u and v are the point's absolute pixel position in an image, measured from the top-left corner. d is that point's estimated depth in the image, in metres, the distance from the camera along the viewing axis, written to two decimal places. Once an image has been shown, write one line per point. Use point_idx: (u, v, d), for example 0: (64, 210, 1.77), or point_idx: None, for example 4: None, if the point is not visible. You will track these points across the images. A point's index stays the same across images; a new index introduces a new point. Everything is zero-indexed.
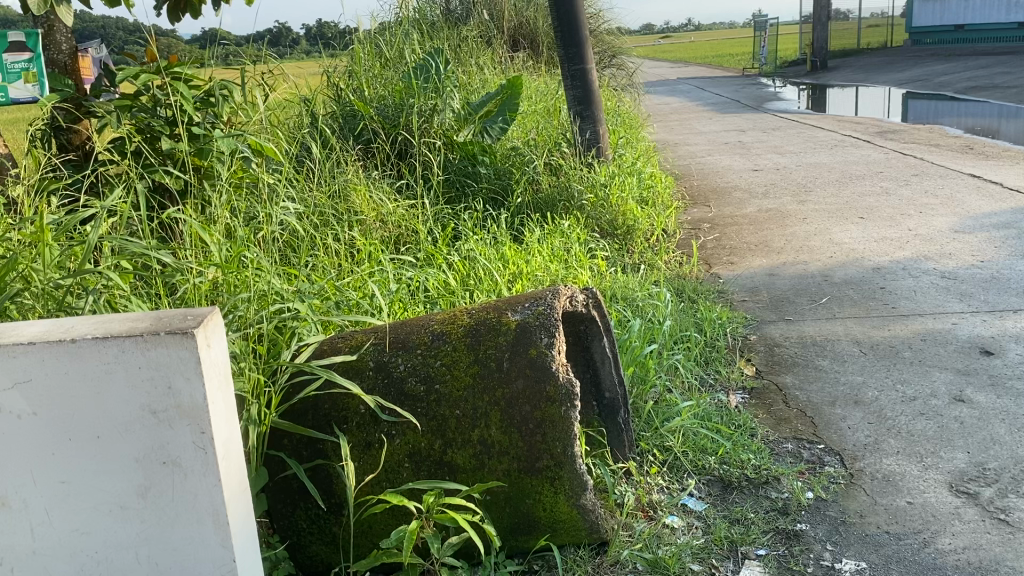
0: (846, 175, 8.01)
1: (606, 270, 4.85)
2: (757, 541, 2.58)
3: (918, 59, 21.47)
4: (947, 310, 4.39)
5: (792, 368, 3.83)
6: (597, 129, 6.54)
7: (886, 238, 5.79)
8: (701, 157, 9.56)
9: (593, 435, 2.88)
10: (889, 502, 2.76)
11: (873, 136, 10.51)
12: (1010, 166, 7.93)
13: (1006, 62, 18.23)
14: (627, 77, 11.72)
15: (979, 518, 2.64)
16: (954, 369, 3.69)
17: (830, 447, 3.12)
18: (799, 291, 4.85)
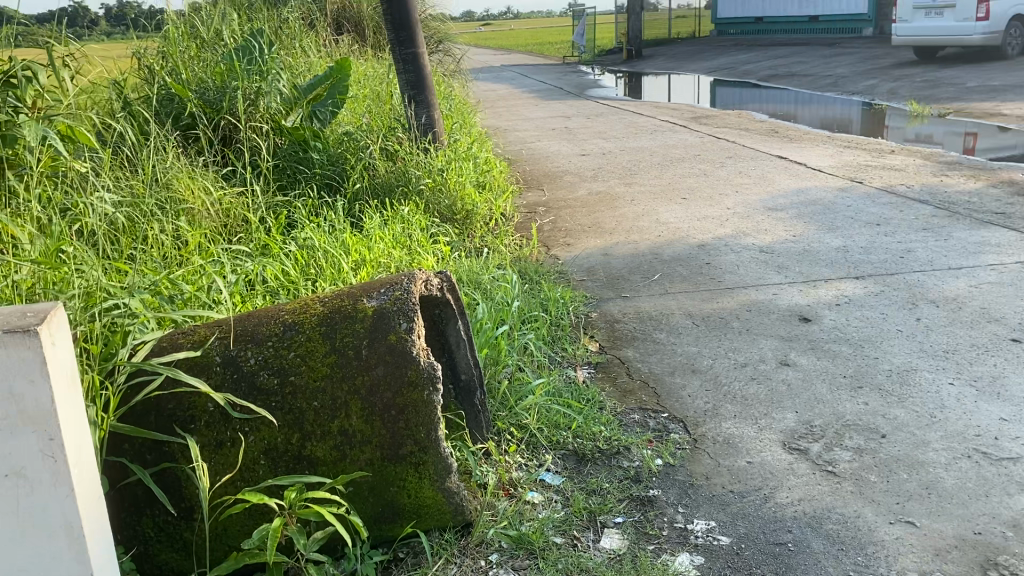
0: (667, 158, 8.42)
1: (449, 255, 4.84)
2: (613, 510, 2.67)
3: (724, 49, 22.88)
4: (767, 282, 4.70)
5: (632, 342, 3.99)
6: (431, 113, 6.50)
7: (708, 216, 6.12)
8: (530, 142, 9.74)
9: (451, 418, 2.85)
10: (731, 463, 2.94)
11: (689, 121, 11.10)
12: (810, 148, 8.61)
13: (800, 52, 19.75)
14: (454, 63, 11.73)
15: (811, 472, 2.86)
16: (777, 336, 3.97)
17: (673, 415, 3.28)
18: (633, 269, 5.05)
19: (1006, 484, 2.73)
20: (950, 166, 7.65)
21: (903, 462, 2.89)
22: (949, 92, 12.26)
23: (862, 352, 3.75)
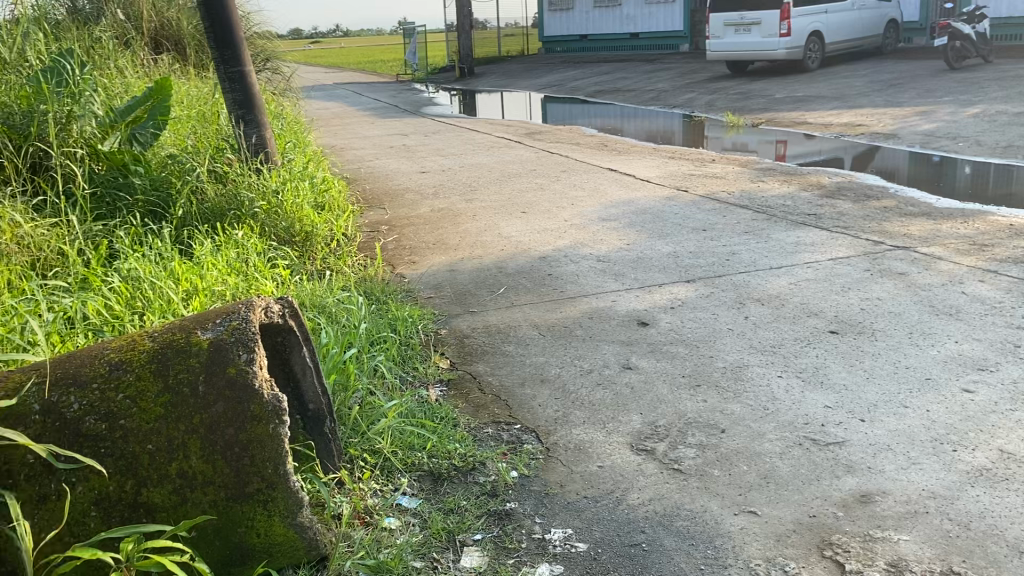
0: (505, 173, 8.55)
1: (290, 279, 4.69)
2: (472, 528, 2.66)
3: (552, 66, 23.55)
4: (607, 289, 4.85)
5: (481, 356, 4.00)
6: (262, 133, 6.28)
7: (548, 229, 6.26)
8: (368, 161, 9.63)
9: (300, 449, 2.75)
10: (583, 468, 2.99)
11: (524, 136, 11.33)
12: (639, 160, 8.98)
13: (624, 68, 20.62)
14: (284, 82, 11.43)
15: (658, 471, 2.96)
16: (619, 341, 4.08)
17: (525, 426, 3.31)
18: (478, 284, 5.08)
19: (834, 467, 2.92)
20: (765, 172, 8.19)
21: (742, 454, 3.04)
22: (759, 104, 13.14)
23: (698, 352, 3.93)
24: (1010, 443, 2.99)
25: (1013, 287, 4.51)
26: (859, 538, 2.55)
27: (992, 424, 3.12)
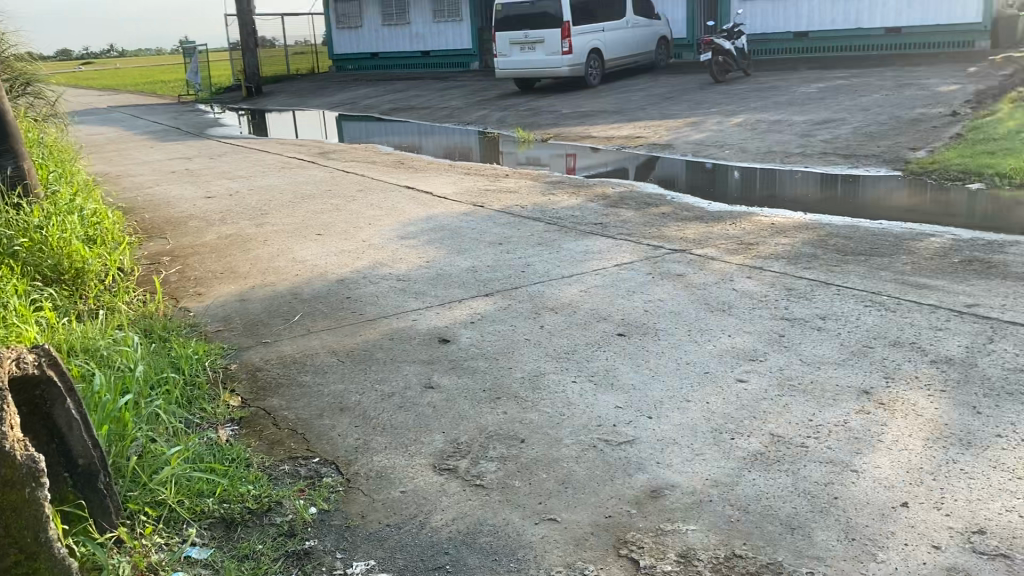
0: (298, 195, 8.32)
1: (58, 322, 4.31)
2: (269, 572, 2.54)
3: (344, 84, 23.29)
4: (405, 309, 4.82)
5: (277, 389, 3.85)
6: (20, 163, 5.74)
7: (344, 251, 6.14)
8: (148, 188, 9.06)
9: (70, 510, 2.50)
10: (385, 496, 2.94)
11: (317, 157, 11.10)
12: (434, 177, 9.03)
13: (416, 85, 20.74)
14: (47, 107, 10.55)
15: (461, 489, 2.96)
16: (418, 361, 4.06)
17: (324, 458, 3.22)
18: (272, 313, 4.89)
19: (627, 466, 3.04)
20: (555, 185, 8.48)
21: (542, 462, 3.10)
22: (548, 119, 13.61)
23: (496, 364, 3.97)
24: (780, 426, 3.24)
25: (777, 281, 4.92)
26: (652, 533, 2.66)
27: (764, 410, 3.37)
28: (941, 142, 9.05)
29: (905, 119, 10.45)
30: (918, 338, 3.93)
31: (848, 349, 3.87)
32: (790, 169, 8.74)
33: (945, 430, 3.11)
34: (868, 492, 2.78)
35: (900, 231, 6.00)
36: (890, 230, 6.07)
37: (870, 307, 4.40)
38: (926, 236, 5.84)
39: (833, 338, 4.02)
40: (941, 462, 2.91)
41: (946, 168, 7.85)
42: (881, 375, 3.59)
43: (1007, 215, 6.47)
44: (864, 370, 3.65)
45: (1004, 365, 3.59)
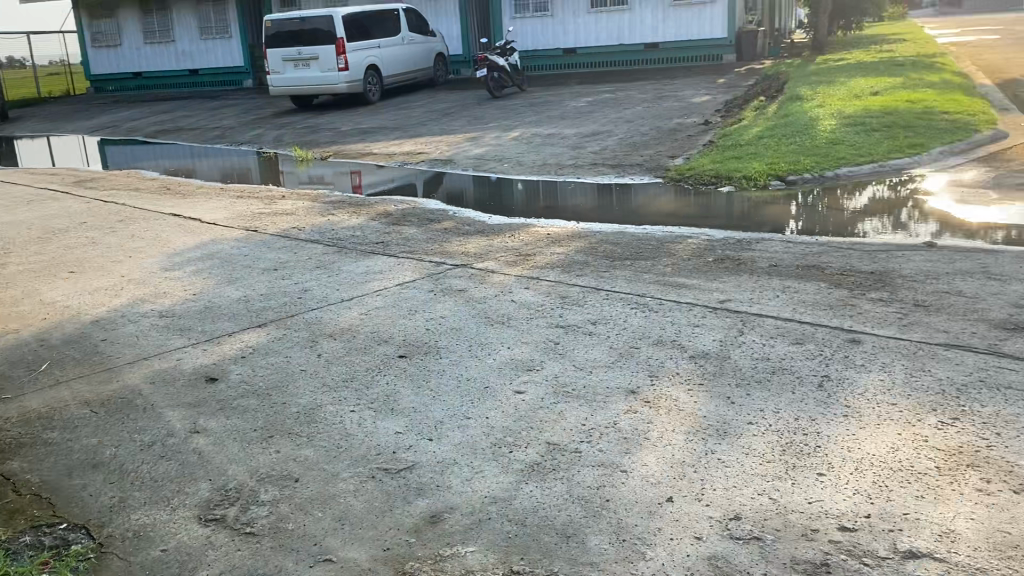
0: (48, 229, 7.60)
1: None
2: None
3: (104, 106, 21.71)
4: (170, 348, 4.49)
5: (18, 451, 3.44)
6: None
7: (100, 288, 5.66)
8: None
9: None
10: (143, 557, 2.70)
11: (72, 186, 10.22)
12: (204, 202, 8.56)
13: (185, 106, 19.70)
14: None
15: (229, 539, 2.76)
16: (183, 404, 3.79)
17: (73, 523, 2.91)
18: (13, 364, 4.40)
19: (405, 493, 2.97)
20: (334, 205, 8.28)
21: (316, 500, 2.96)
22: (326, 137, 13.34)
23: (269, 400, 3.78)
24: (555, 434, 3.29)
25: (552, 290, 5.05)
26: (431, 560, 2.60)
27: (540, 420, 3.42)
28: (697, 149, 9.75)
29: (665, 129, 11.17)
30: (678, 335, 4.16)
31: (617, 352, 4.02)
32: (563, 179, 9.06)
33: (704, 422, 3.29)
34: (636, 491, 2.87)
35: (663, 234, 6.36)
36: (654, 234, 6.42)
37: (636, 309, 4.61)
38: (686, 238, 6.23)
39: (603, 341, 4.16)
40: (701, 453, 3.07)
41: (701, 173, 8.44)
42: (646, 375, 3.76)
43: (755, 215, 7.05)
44: (631, 371, 3.80)
45: (753, 355, 3.87)
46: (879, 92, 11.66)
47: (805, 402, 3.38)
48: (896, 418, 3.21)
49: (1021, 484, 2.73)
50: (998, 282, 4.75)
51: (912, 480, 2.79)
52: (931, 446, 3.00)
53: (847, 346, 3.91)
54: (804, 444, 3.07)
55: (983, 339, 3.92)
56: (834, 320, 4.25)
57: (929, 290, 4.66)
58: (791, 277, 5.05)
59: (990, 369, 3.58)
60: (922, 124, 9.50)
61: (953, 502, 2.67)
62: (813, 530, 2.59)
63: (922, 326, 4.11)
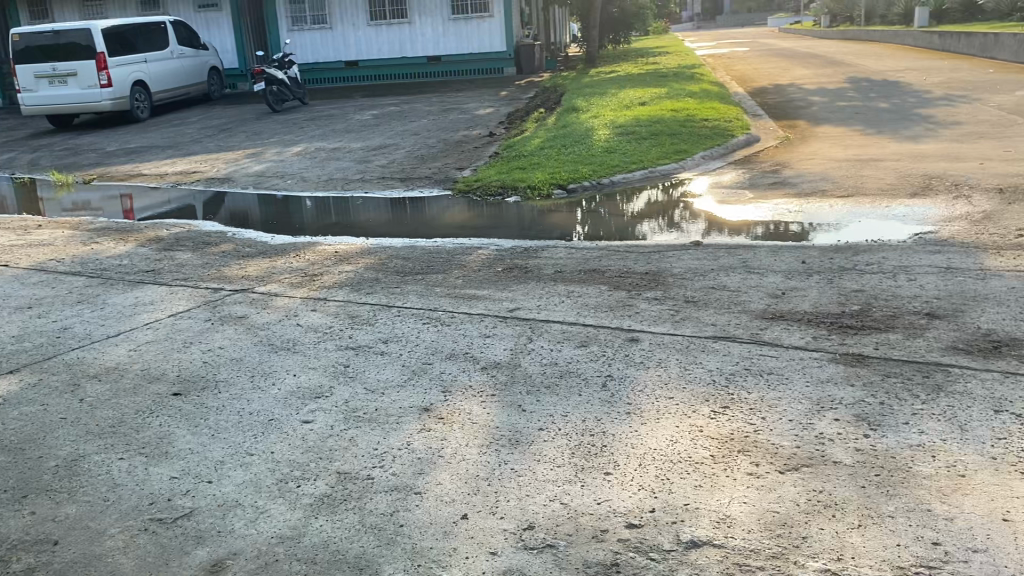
0: None
1: None
2: None
3: None
4: None
5: None
6: None
7: None
8: None
9: None
10: None
11: None
12: None
13: None
14: None
15: None
16: None
17: None
18: None
19: (183, 543, 2.75)
20: (98, 233, 7.64)
21: (79, 564, 2.67)
22: (89, 159, 12.34)
23: (22, 456, 3.38)
24: (345, 462, 3.17)
25: (340, 310, 4.90)
26: None
27: (330, 449, 3.28)
28: (481, 160, 9.89)
29: (450, 141, 11.26)
30: (469, 348, 4.15)
31: (408, 370, 3.95)
32: (349, 194, 8.88)
33: (495, 433, 3.29)
34: (430, 512, 2.82)
35: (452, 247, 6.37)
36: (443, 246, 6.42)
37: (426, 323, 4.56)
38: (474, 249, 6.27)
39: (394, 360, 4.08)
40: (494, 466, 3.06)
41: (487, 183, 8.55)
42: (439, 390, 3.71)
43: (540, 222, 7.23)
44: (422, 388, 3.74)
45: (542, 361, 3.93)
46: (647, 101, 12.39)
47: (592, 404, 3.47)
48: (674, 411, 3.36)
49: (784, 463, 2.93)
50: (757, 275, 5.14)
51: (690, 470, 2.93)
52: (706, 436, 3.16)
53: (628, 345, 4.07)
54: (592, 445, 3.14)
55: (747, 329, 4.21)
56: (615, 321, 4.41)
57: (698, 287, 4.96)
58: (574, 281, 5.21)
59: (754, 357, 3.85)
60: (686, 131, 10.18)
61: (727, 487, 2.82)
62: (602, 530, 2.64)
63: (695, 321, 4.36)
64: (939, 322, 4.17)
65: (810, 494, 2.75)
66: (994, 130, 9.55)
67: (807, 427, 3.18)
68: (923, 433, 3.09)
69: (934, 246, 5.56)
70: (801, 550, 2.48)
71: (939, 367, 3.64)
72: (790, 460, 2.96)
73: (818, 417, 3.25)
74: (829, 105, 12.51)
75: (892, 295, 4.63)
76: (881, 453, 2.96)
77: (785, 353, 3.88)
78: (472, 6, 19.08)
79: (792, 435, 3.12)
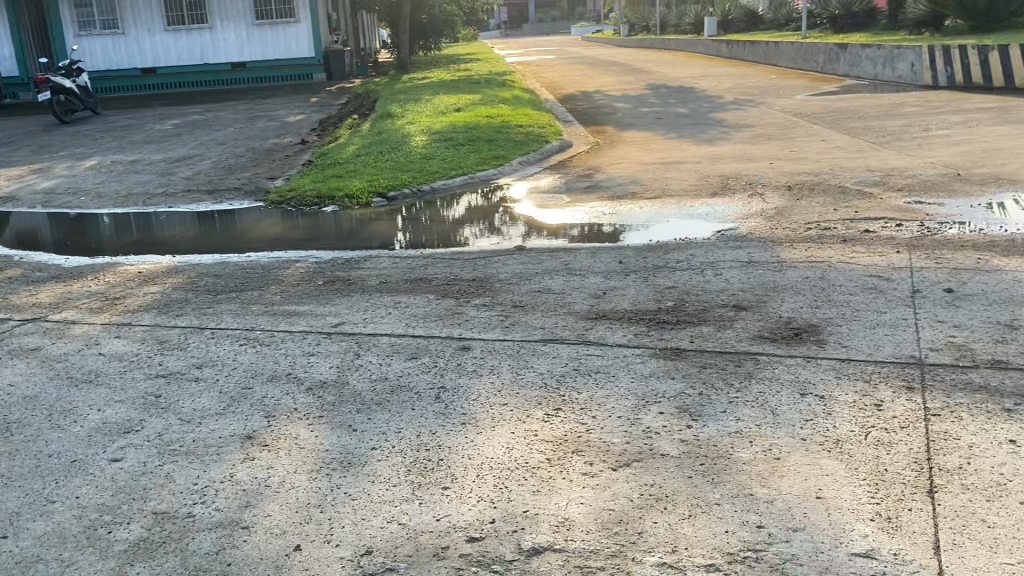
0: None
1: None
2: None
3: None
4: None
5: None
6: None
7: None
8: None
9: None
10: None
11: None
12: None
13: None
14: None
15: None
16: None
17: None
18: None
19: None
20: None
21: None
22: None
23: None
24: (163, 501, 2.94)
25: (149, 336, 4.56)
26: None
27: (144, 488, 3.02)
28: (295, 170, 9.58)
29: (260, 150, 10.84)
30: (293, 368, 3.97)
31: (228, 396, 3.72)
32: (153, 209, 8.33)
33: (326, 456, 3.16)
34: (260, 547, 2.65)
35: (269, 261, 6.11)
36: (259, 261, 6.15)
37: (245, 345, 4.33)
38: (293, 262, 6.04)
39: (211, 386, 3.83)
40: (326, 491, 2.93)
41: (302, 194, 8.28)
42: (262, 415, 3.52)
43: (361, 232, 7.08)
44: (244, 415, 3.53)
45: (371, 377, 3.82)
46: (461, 108, 12.47)
47: (425, 417, 3.41)
48: (507, 417, 3.36)
49: (616, 461, 2.99)
50: (578, 277, 5.26)
51: (527, 476, 2.93)
52: (540, 439, 3.18)
53: (458, 354, 4.04)
54: (427, 460, 3.08)
55: (573, 330, 4.29)
56: (443, 330, 4.37)
57: (523, 291, 5.01)
58: (399, 291, 5.12)
59: (581, 357, 3.92)
60: (501, 136, 10.32)
61: (563, 490, 2.84)
62: (443, 548, 2.58)
63: (522, 326, 4.40)
64: (746, 313, 4.43)
65: (643, 489, 2.82)
66: (781, 132, 10.33)
67: (635, 422, 3.27)
68: (740, 419, 3.25)
69: (736, 241, 5.92)
70: (638, 546, 2.53)
71: (750, 356, 3.86)
72: (622, 456, 3.02)
73: (645, 412, 3.35)
74: (634, 110, 13.09)
75: (703, 289, 4.88)
76: (704, 443, 3.09)
77: (610, 351, 3.98)
78: (276, 11, 18.55)
79: (621, 431, 3.20)
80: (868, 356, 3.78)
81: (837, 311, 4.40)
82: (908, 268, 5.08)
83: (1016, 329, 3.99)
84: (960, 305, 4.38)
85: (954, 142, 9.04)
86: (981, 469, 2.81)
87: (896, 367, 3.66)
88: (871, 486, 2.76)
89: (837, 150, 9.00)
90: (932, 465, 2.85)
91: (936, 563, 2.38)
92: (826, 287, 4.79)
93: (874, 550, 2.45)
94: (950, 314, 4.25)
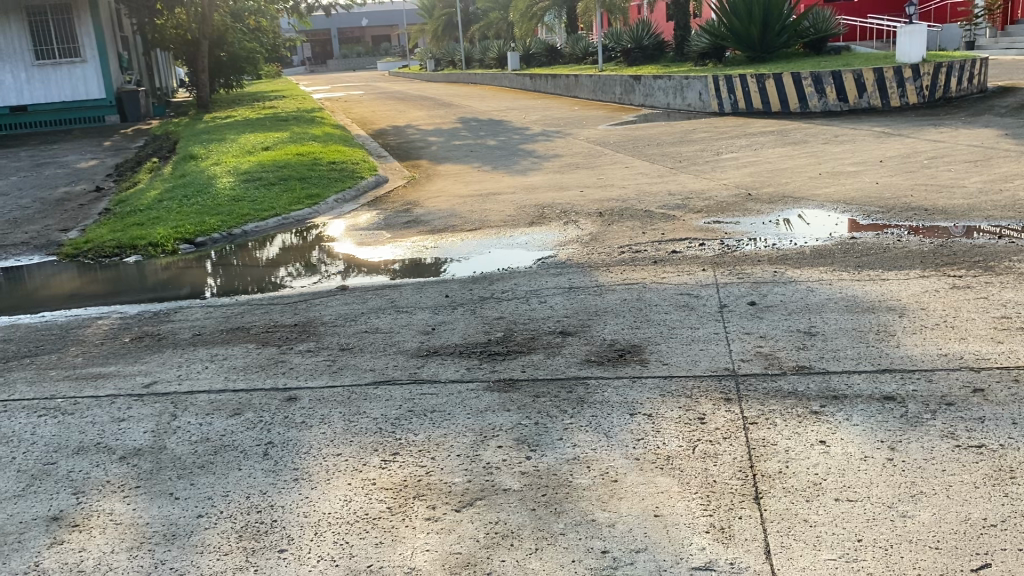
0: None
1: None
2: None
3: None
4: None
5: None
6: None
7: None
8: None
9: None
10: None
11: None
12: None
13: None
14: None
15: None
16: None
17: None
18: None
19: None
20: None
21: None
22: None
23: None
24: None
25: None
26: None
27: None
28: (90, 220, 8.91)
29: (50, 200, 10.02)
30: (102, 437, 3.65)
31: (27, 475, 3.36)
32: None
33: (146, 531, 2.92)
34: None
35: (67, 320, 5.62)
36: (54, 321, 5.64)
37: (44, 416, 3.93)
38: (93, 320, 5.60)
39: (6, 466, 3.45)
40: (150, 569, 2.70)
41: (101, 244, 7.72)
42: (69, 493, 3.20)
43: (169, 281, 6.68)
44: (48, 494, 3.20)
45: (191, 439, 3.58)
46: (269, 146, 12.12)
47: (254, 476, 3.23)
48: (343, 468, 3.24)
49: (459, 501, 2.95)
50: (406, 314, 5.20)
51: (368, 528, 2.83)
52: (380, 488, 3.08)
53: (285, 406, 3.86)
54: (260, 523, 2.91)
55: (404, 369, 4.23)
56: (268, 381, 4.17)
57: (349, 333, 4.89)
58: (216, 343, 4.85)
59: (415, 397, 3.86)
60: (314, 175, 10.09)
61: (408, 538, 2.76)
62: None
63: (351, 369, 4.28)
64: (572, 338, 4.54)
65: (487, 527, 2.79)
66: (588, 161, 10.76)
67: (475, 459, 3.25)
68: (576, 445, 3.30)
69: (556, 268, 6.08)
70: None
71: (579, 381, 3.95)
72: (464, 496, 2.99)
73: (483, 448, 3.33)
74: (446, 143, 13.25)
75: (529, 318, 4.96)
76: (544, 473, 3.11)
77: (443, 388, 3.95)
78: (59, 50, 17.40)
79: (461, 470, 3.16)
80: (687, 372, 3.97)
81: (655, 330, 4.59)
82: (715, 284, 5.40)
83: (813, 335, 4.33)
84: (763, 316, 4.70)
85: (743, 164, 9.76)
86: (798, 471, 3.00)
87: (713, 379, 3.87)
88: (703, 499, 2.87)
89: (641, 176, 9.48)
90: (755, 472, 3.02)
91: (768, 568, 2.51)
92: (643, 308, 5.00)
93: (712, 561, 2.55)
94: (756, 326, 4.54)
